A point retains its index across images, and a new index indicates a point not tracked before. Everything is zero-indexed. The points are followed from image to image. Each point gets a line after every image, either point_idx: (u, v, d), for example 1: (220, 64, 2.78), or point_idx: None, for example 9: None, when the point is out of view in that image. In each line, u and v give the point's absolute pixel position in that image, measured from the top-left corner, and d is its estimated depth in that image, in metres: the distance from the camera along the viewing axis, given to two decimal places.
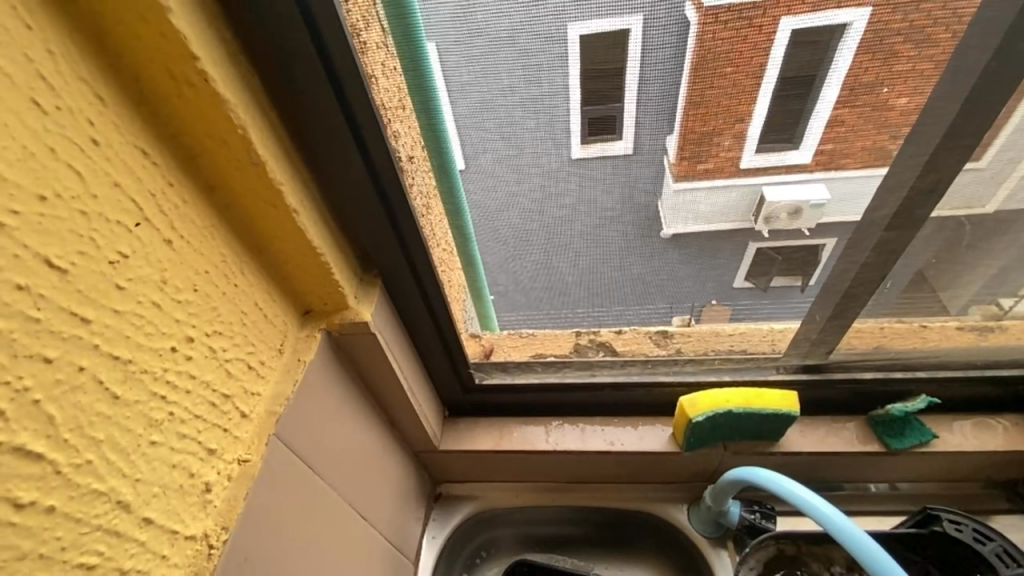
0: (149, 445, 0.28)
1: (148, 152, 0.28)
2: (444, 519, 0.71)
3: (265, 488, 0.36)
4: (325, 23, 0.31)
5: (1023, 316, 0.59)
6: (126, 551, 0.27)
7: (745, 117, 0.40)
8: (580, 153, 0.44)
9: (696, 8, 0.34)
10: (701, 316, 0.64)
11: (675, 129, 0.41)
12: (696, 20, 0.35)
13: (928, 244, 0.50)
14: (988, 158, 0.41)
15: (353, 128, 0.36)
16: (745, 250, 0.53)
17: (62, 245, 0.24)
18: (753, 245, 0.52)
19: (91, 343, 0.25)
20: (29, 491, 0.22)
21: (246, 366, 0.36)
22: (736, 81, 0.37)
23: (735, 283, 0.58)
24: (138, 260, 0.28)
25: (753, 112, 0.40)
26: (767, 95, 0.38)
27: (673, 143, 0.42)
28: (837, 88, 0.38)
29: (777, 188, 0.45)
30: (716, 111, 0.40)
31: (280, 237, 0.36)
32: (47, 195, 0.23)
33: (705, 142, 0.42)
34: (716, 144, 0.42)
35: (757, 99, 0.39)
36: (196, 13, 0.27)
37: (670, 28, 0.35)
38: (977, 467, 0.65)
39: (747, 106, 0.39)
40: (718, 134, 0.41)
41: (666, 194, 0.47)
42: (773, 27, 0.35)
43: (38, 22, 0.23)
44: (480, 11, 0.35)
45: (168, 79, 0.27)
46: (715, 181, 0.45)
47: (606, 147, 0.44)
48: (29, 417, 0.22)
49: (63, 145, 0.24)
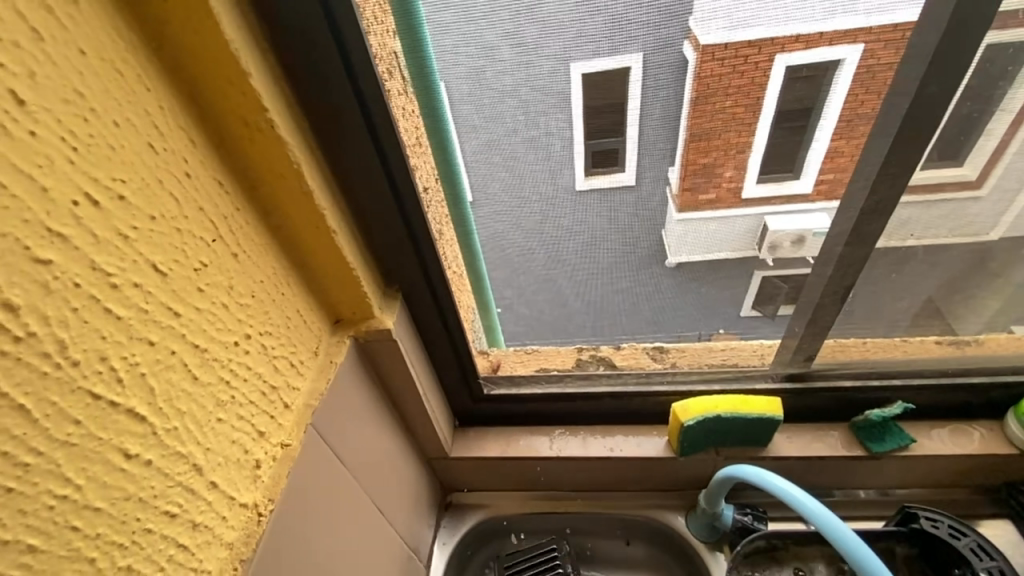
0: (217, 421, 0.34)
1: (223, 183, 0.35)
2: (454, 526, 0.75)
3: (303, 471, 0.42)
4: (364, 79, 0.38)
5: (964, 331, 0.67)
6: (197, 507, 0.32)
7: (745, 149, 0.48)
8: (582, 184, 0.51)
9: (693, 49, 0.41)
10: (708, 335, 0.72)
11: (676, 159, 0.49)
12: (694, 58, 0.41)
13: (883, 259, 0.56)
14: (989, 186, 0.50)
15: (384, 163, 0.43)
16: (752, 279, 0.62)
17: (164, 255, 0.30)
18: (759, 274, 0.61)
19: (179, 332, 0.31)
20: (135, 445, 0.28)
21: (290, 364, 0.42)
22: (734, 114, 0.45)
23: (742, 312, 0.69)
24: (213, 268, 0.34)
25: (752, 144, 0.48)
26: (767, 127, 0.46)
27: (676, 172, 0.50)
28: (834, 121, 0.45)
29: (778, 218, 0.54)
30: (718, 144, 0.48)
31: (320, 253, 0.43)
32: (156, 215, 0.30)
33: (709, 172, 0.50)
34: (719, 175, 0.50)
35: (757, 131, 0.46)
36: (266, 77, 0.34)
37: (669, 66, 0.42)
38: (957, 472, 0.68)
39: (746, 139, 0.47)
40: (720, 166, 0.49)
41: (671, 224, 0.55)
42: (769, 64, 0.42)
43: (154, 85, 0.30)
44: (490, 70, 0.42)
45: (242, 126, 0.35)
46: (715, 211, 0.53)
47: (611, 178, 0.51)
48: (138, 386, 0.28)
49: (167, 176, 0.31)
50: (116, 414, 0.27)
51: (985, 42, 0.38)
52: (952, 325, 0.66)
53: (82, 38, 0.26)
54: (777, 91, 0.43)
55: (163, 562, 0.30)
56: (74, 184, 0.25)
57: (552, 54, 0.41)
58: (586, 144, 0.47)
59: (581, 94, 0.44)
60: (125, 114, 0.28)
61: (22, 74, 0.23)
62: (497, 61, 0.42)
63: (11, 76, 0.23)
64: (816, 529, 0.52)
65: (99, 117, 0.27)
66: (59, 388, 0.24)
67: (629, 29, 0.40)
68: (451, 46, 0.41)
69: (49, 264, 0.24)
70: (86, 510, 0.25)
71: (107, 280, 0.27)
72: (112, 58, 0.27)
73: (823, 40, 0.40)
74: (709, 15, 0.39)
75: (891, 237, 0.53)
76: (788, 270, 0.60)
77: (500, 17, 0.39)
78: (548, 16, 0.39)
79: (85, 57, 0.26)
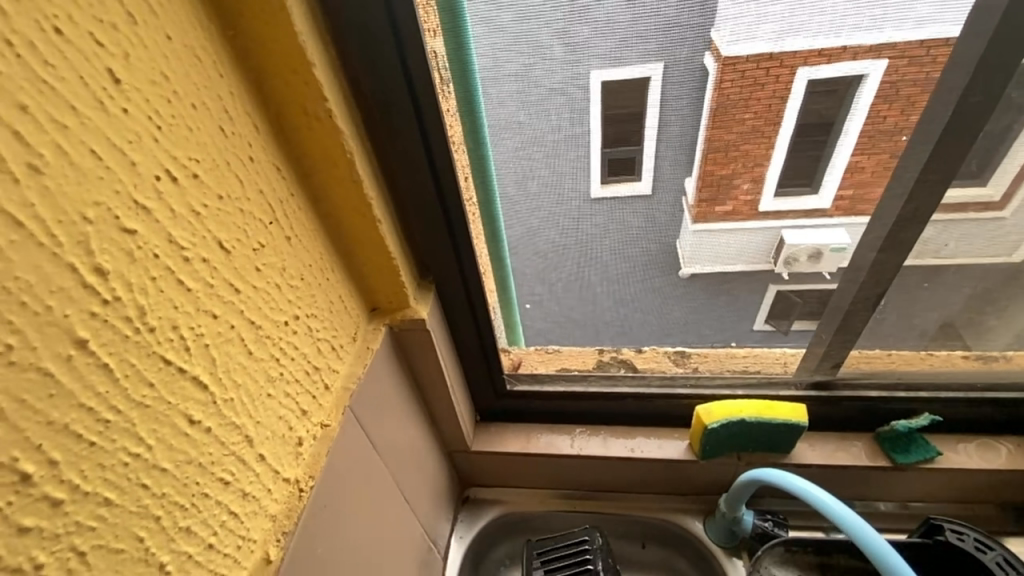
0: (266, 396, 0.35)
1: (280, 169, 0.37)
2: (471, 521, 0.76)
3: (340, 450, 0.43)
4: (417, 72, 0.40)
5: (994, 348, 0.65)
6: (247, 477, 0.34)
7: (763, 162, 0.49)
8: (599, 191, 0.52)
9: (713, 58, 0.42)
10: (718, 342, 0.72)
11: (694, 171, 0.50)
12: (713, 68, 0.42)
13: (919, 269, 0.56)
14: (1012, 208, 0.50)
15: (429, 155, 0.44)
16: (767, 291, 0.63)
17: (228, 233, 0.32)
18: (773, 287, 0.62)
19: (239, 308, 0.33)
20: (197, 412, 0.29)
21: (331, 347, 0.43)
22: (754, 126, 0.46)
23: (755, 326, 0.69)
24: (270, 250, 0.36)
25: (770, 160, 0.49)
26: (784, 143, 0.47)
27: (692, 184, 0.51)
28: (861, 121, 0.44)
29: (797, 232, 0.54)
30: (736, 157, 0.49)
31: (364, 240, 0.44)
32: (223, 195, 0.31)
33: (724, 184, 0.51)
34: (736, 187, 0.51)
35: (775, 149, 0.48)
36: (328, 69, 0.36)
37: (689, 75, 0.43)
38: (982, 487, 0.68)
39: (765, 152, 0.48)
40: (737, 178, 0.50)
41: (684, 233, 0.57)
42: (791, 76, 0.42)
43: (226, 72, 0.32)
44: (539, 68, 0.43)
45: (302, 115, 0.36)
46: (733, 223, 0.54)
47: (624, 187, 0.52)
48: (202, 356, 0.30)
49: (233, 159, 0.32)
50: (183, 381, 0.28)
51: None
52: (968, 340, 0.65)
53: (168, 25, 0.27)
54: (798, 104, 0.44)
55: (216, 527, 0.31)
56: (157, 160, 0.27)
57: (601, 54, 0.42)
58: (602, 152, 0.49)
59: (618, 97, 0.45)
60: (202, 98, 0.30)
61: (119, 55, 0.25)
62: (548, 59, 0.42)
63: (109, 55, 0.24)
64: (846, 536, 0.52)
65: (180, 100, 0.28)
66: (137, 351, 0.26)
67: (682, 31, 0.41)
68: (500, 45, 0.42)
69: (134, 234, 0.26)
70: (154, 470, 0.27)
71: (180, 254, 0.28)
72: (193, 45, 0.29)
73: (849, 53, 0.41)
74: (758, 19, 0.39)
75: (921, 253, 0.54)
76: (803, 285, 0.60)
77: (553, 17, 0.40)
78: (601, 18, 0.40)
79: (171, 42, 0.27)
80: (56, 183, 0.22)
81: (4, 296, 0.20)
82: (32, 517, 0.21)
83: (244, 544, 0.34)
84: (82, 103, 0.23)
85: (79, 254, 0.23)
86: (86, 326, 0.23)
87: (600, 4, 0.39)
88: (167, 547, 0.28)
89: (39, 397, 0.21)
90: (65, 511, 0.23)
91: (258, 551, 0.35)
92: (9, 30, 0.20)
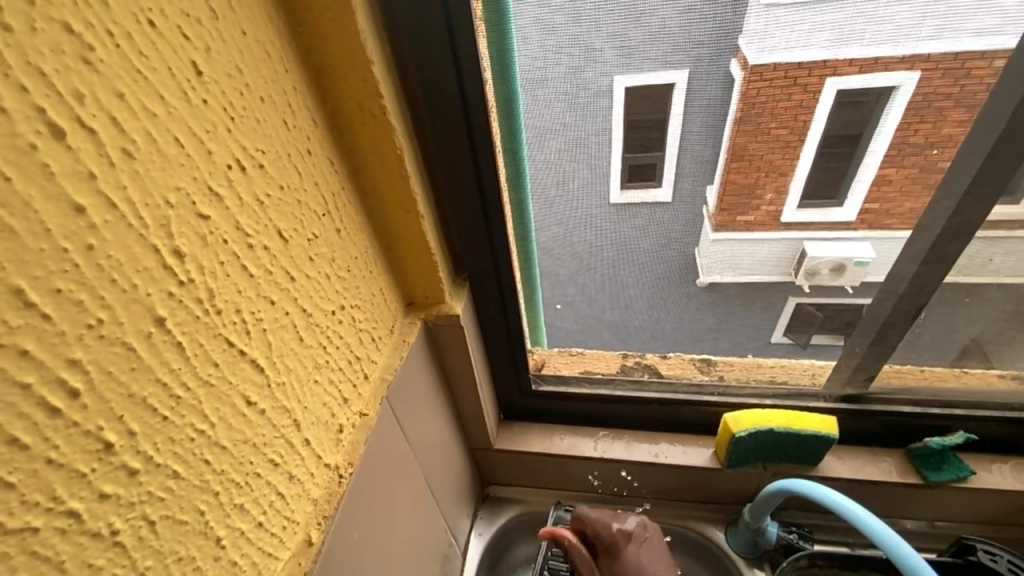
0: (313, 383, 0.36)
1: (334, 163, 0.38)
2: (491, 518, 0.77)
3: (376, 440, 0.44)
4: (468, 71, 0.41)
5: None
6: (294, 460, 0.35)
7: (786, 173, 0.49)
8: (618, 197, 0.53)
9: (740, 66, 0.42)
10: (749, 347, 0.71)
11: (716, 179, 0.50)
12: (740, 77, 0.43)
13: (961, 286, 0.55)
14: None
15: (473, 153, 0.45)
16: (785, 304, 0.63)
17: (288, 222, 0.33)
18: (793, 299, 0.62)
19: (293, 295, 0.34)
20: (254, 394, 0.31)
21: (371, 338, 0.44)
22: (780, 136, 0.46)
23: (773, 339, 0.69)
24: (322, 241, 0.37)
25: (795, 168, 0.49)
26: (812, 146, 0.47)
27: (713, 193, 0.52)
28: (885, 144, 0.46)
29: (818, 244, 0.55)
30: (759, 166, 0.49)
31: (407, 235, 0.45)
32: (284, 186, 0.32)
33: (746, 194, 0.51)
34: (758, 197, 0.51)
35: (800, 160, 0.48)
36: (384, 68, 0.37)
37: (717, 82, 0.43)
38: (1017, 509, 0.66)
39: (786, 162, 0.48)
40: (761, 187, 0.50)
41: (704, 242, 0.57)
42: (820, 85, 0.42)
43: (291, 67, 0.33)
44: (589, 71, 0.44)
45: (358, 110, 0.37)
46: (754, 231, 0.54)
47: (644, 193, 0.52)
48: (260, 340, 0.31)
49: (294, 152, 0.33)
50: (243, 362, 0.30)
51: None
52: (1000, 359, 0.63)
53: (244, 21, 0.28)
54: (826, 115, 0.44)
55: (265, 507, 0.32)
56: (230, 150, 0.28)
57: (651, 58, 0.43)
58: (624, 158, 0.49)
59: (661, 101, 0.45)
60: (270, 92, 0.31)
61: (201, 48, 0.26)
62: (598, 62, 0.43)
63: (193, 49, 0.25)
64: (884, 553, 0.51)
65: (252, 93, 0.29)
66: (206, 332, 0.27)
67: (737, 36, 0.40)
68: (549, 47, 0.43)
69: (208, 220, 0.27)
70: (215, 446, 0.28)
71: (245, 240, 0.29)
72: (264, 40, 0.30)
73: (879, 65, 0.41)
74: (815, 27, 0.39)
75: (964, 270, 0.53)
76: (825, 297, 0.60)
77: (608, 20, 0.41)
78: (655, 22, 0.41)
79: (245, 37, 0.28)
80: (144, 168, 0.23)
81: (98, 273, 0.21)
82: (111, 485, 0.23)
83: (288, 525, 0.35)
84: (169, 92, 0.24)
85: (161, 236, 0.24)
86: (164, 305, 0.24)
87: (656, 8, 0.40)
88: (223, 522, 0.29)
89: (123, 369, 0.23)
90: (139, 480, 0.24)
91: (301, 533, 0.36)
92: (111, 22, 0.21)
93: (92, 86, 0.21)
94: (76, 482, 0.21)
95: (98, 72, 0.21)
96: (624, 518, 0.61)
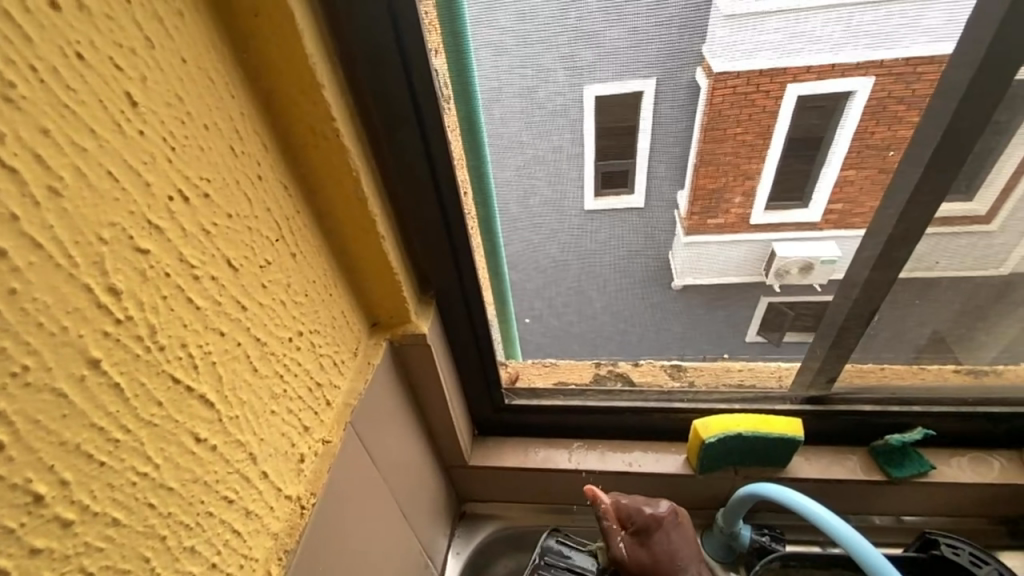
0: (270, 414, 0.35)
1: (287, 186, 0.37)
2: (468, 536, 0.76)
3: (340, 467, 0.43)
4: (423, 91, 0.41)
5: (989, 366, 0.66)
6: (250, 495, 0.34)
7: (752, 176, 0.50)
8: (593, 203, 0.53)
9: (706, 74, 0.43)
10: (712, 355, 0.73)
11: (686, 184, 0.51)
12: (706, 84, 0.43)
13: (911, 287, 0.58)
14: (999, 222, 0.51)
15: (432, 172, 0.45)
16: (757, 304, 0.64)
17: (236, 250, 0.32)
18: (764, 299, 0.63)
19: (245, 325, 0.33)
20: (204, 429, 0.30)
21: (333, 362, 0.43)
22: (744, 140, 0.47)
23: (747, 338, 0.69)
24: (276, 267, 0.36)
25: (760, 172, 0.50)
26: (776, 154, 0.48)
27: (684, 197, 0.52)
28: (845, 150, 0.47)
29: (786, 245, 0.55)
30: (716, 176, 0.50)
31: (366, 256, 0.45)
32: (232, 214, 0.31)
33: (716, 198, 0.52)
34: (727, 201, 0.52)
35: (765, 163, 0.49)
36: (336, 91, 0.36)
37: (683, 93, 0.44)
38: (975, 501, 0.69)
39: (756, 167, 0.49)
40: (729, 191, 0.51)
41: (677, 245, 0.57)
42: (780, 92, 0.44)
43: (237, 93, 0.32)
44: (543, 90, 0.44)
45: (310, 134, 0.37)
46: (725, 234, 0.55)
47: (618, 199, 0.52)
48: (209, 374, 0.30)
49: (243, 178, 0.32)
50: (190, 399, 0.29)
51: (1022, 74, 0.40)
52: (960, 354, 0.66)
53: (184, 48, 0.27)
54: (790, 117, 0.45)
55: (219, 546, 0.31)
56: (170, 181, 0.27)
57: (607, 73, 0.43)
58: (596, 165, 0.49)
59: (614, 114, 0.46)
60: (214, 118, 0.30)
61: (136, 79, 0.25)
62: (552, 82, 0.43)
63: (128, 80, 0.25)
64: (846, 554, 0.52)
65: (193, 121, 0.28)
66: (147, 370, 0.26)
67: (685, 56, 0.42)
68: (504, 68, 0.43)
69: (147, 254, 0.26)
70: (161, 489, 0.27)
71: (190, 272, 0.28)
72: (207, 66, 0.29)
73: (835, 71, 0.42)
74: (755, 47, 0.41)
75: (914, 268, 0.55)
76: (794, 297, 0.61)
77: (560, 41, 0.41)
78: (604, 43, 0.41)
79: (186, 64, 0.28)
80: (74, 205, 0.22)
81: (22, 317, 0.21)
82: (43, 539, 0.22)
83: (246, 564, 0.34)
84: (100, 125, 0.23)
85: (94, 275, 0.23)
86: (99, 346, 0.24)
87: (606, 29, 0.41)
88: (172, 567, 0.28)
89: (52, 417, 0.22)
90: (74, 531, 0.23)
91: (260, 570, 0.35)
92: (33, 56, 0.20)
93: (13, 124, 0.20)
94: (3, 539, 0.20)
95: (21, 110, 0.20)
96: (657, 504, 0.60)
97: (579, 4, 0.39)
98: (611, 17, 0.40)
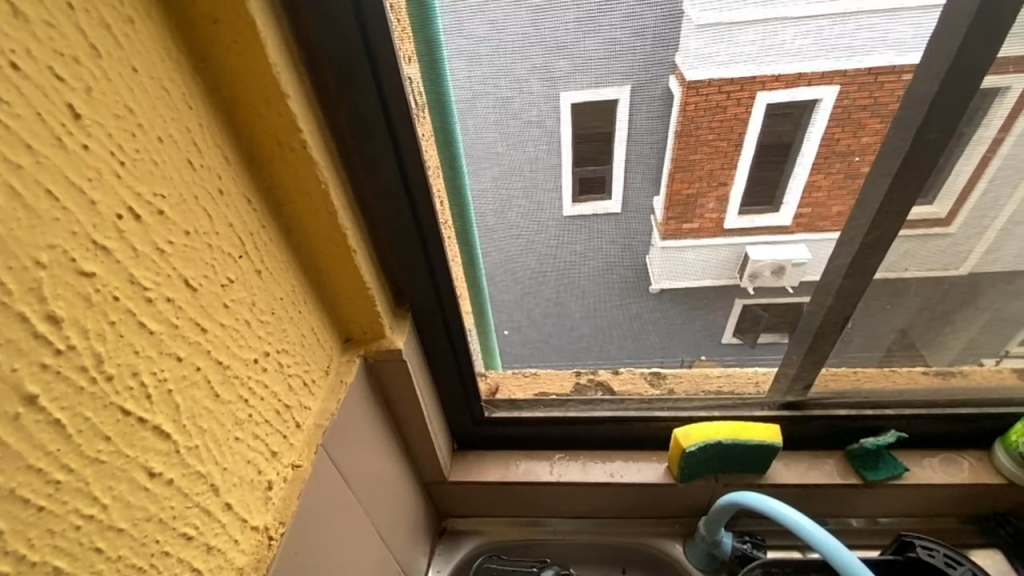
0: (234, 440, 0.34)
1: (251, 200, 0.35)
2: (449, 554, 0.74)
3: (311, 493, 0.41)
4: (394, 101, 0.39)
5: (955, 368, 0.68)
6: (212, 530, 0.32)
7: (726, 181, 0.50)
8: (570, 210, 0.52)
9: (678, 82, 0.42)
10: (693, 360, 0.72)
11: (662, 190, 0.51)
12: (678, 91, 0.43)
13: (882, 292, 0.59)
14: (958, 224, 0.52)
15: (405, 183, 0.44)
16: (733, 306, 0.63)
17: (195, 269, 0.30)
18: (739, 300, 0.62)
19: (205, 348, 0.31)
20: (158, 463, 0.28)
21: (303, 383, 0.41)
22: (718, 148, 0.47)
23: (723, 338, 0.69)
24: (240, 285, 0.34)
25: (732, 178, 0.49)
26: (748, 159, 0.48)
27: (660, 203, 0.52)
28: (812, 157, 0.48)
29: (760, 249, 0.55)
30: (691, 184, 0.50)
31: (337, 271, 0.43)
32: (191, 231, 0.30)
33: (691, 204, 0.52)
34: (701, 206, 0.52)
35: (736, 171, 0.49)
36: (303, 101, 0.35)
37: (656, 102, 0.44)
38: (947, 501, 0.70)
39: (727, 172, 0.49)
40: (703, 197, 0.51)
41: (654, 249, 0.56)
42: (752, 99, 0.43)
43: (195, 103, 0.30)
44: (518, 101, 0.44)
45: (275, 146, 0.35)
46: (700, 238, 0.55)
47: (595, 206, 0.52)
48: (164, 404, 0.28)
49: (202, 193, 0.31)
50: (143, 431, 0.27)
51: (982, 84, 0.41)
52: (928, 357, 0.67)
53: (134, 57, 0.26)
54: (760, 126, 0.45)
55: None
56: (119, 199, 0.25)
57: (582, 82, 0.43)
58: (573, 172, 0.48)
59: (589, 124, 0.45)
60: (169, 130, 0.28)
61: (80, 89, 0.23)
62: (526, 92, 0.43)
63: (70, 91, 0.23)
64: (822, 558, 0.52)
65: (146, 133, 0.27)
66: (93, 404, 0.24)
67: (657, 66, 0.42)
68: (478, 78, 0.42)
69: (92, 277, 0.24)
70: (109, 531, 0.25)
71: (143, 294, 0.27)
72: (160, 76, 0.27)
73: (803, 80, 0.43)
74: (730, 59, 0.41)
75: (888, 271, 0.56)
76: (770, 297, 0.61)
77: (534, 52, 0.41)
78: (579, 54, 0.41)
79: (137, 74, 0.26)
80: (7, 227, 0.21)
81: None
82: None
83: None
84: (37, 140, 0.21)
85: (29, 303, 0.21)
86: (36, 380, 0.22)
87: (580, 40, 0.40)
88: None
89: None
90: None
91: None
92: None
93: None
94: None
95: None
96: None
97: (553, 15, 0.39)
98: (585, 28, 0.40)
